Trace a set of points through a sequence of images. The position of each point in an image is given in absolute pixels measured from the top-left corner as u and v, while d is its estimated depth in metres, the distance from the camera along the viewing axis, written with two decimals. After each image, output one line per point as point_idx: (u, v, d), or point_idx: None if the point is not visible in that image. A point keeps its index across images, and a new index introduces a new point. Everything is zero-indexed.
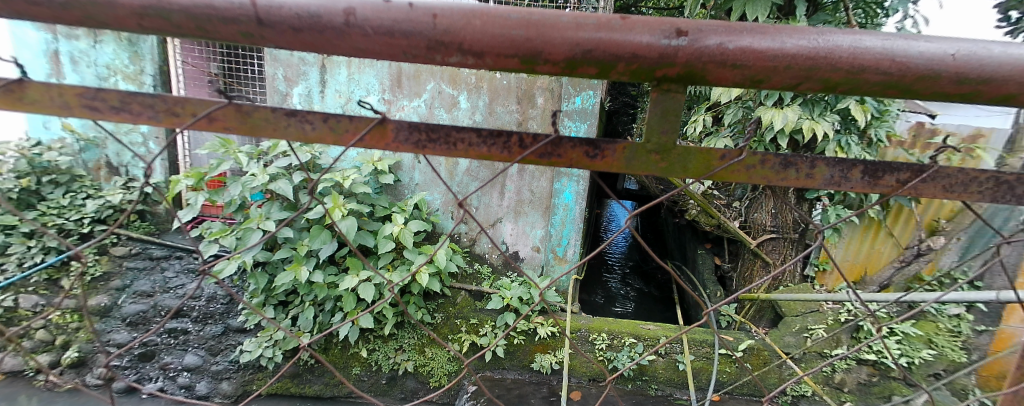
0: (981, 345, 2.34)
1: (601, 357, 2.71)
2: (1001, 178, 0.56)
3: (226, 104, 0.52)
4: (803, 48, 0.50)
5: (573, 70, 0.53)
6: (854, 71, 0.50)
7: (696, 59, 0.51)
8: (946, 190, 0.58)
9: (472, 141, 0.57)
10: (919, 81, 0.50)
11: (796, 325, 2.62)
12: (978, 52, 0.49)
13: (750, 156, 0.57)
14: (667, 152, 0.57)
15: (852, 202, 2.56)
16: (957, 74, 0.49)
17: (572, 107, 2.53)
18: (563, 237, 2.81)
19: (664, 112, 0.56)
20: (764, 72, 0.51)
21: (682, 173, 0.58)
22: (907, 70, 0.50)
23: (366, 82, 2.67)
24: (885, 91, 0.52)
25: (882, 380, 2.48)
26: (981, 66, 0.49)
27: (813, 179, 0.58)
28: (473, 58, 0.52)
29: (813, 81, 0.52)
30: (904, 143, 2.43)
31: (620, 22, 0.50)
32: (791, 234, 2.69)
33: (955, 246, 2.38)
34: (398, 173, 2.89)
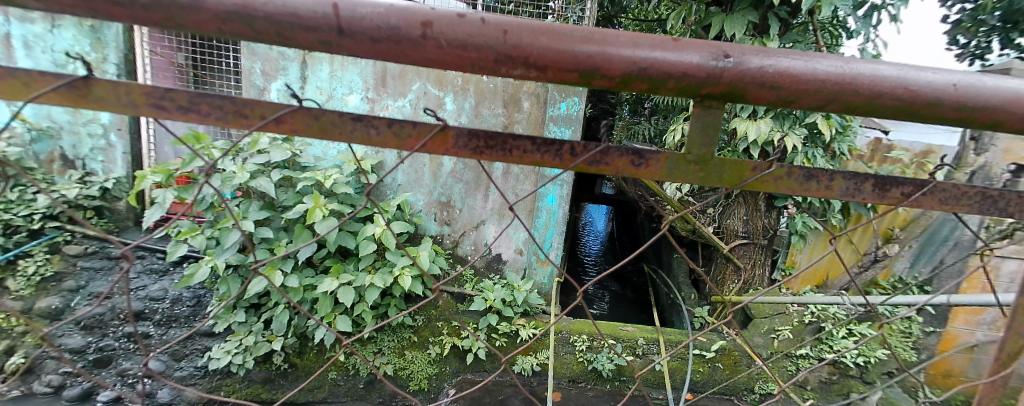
0: (929, 345, 2.55)
1: (581, 358, 2.77)
2: (986, 193, 0.64)
3: (296, 108, 0.57)
4: (832, 74, 0.56)
5: (626, 86, 0.57)
6: (873, 96, 0.57)
7: (739, 80, 0.56)
8: (941, 203, 0.66)
9: (527, 148, 0.61)
10: (925, 107, 0.57)
11: (765, 326, 2.78)
12: (976, 83, 0.57)
13: (779, 168, 0.63)
14: (706, 163, 0.63)
15: (816, 210, 2.72)
16: (957, 101, 0.57)
17: (557, 113, 2.61)
18: (547, 240, 2.86)
19: (705, 126, 0.62)
20: (799, 94, 0.57)
21: (718, 182, 0.65)
22: (917, 97, 0.57)
23: (350, 79, 2.64)
24: (897, 113, 0.59)
25: (841, 378, 2.65)
26: (978, 96, 0.57)
27: (831, 190, 0.65)
28: (536, 71, 0.55)
29: (837, 103, 0.58)
30: (864, 156, 2.61)
31: (673, 44, 0.54)
32: (760, 240, 2.85)
33: (907, 253, 2.60)
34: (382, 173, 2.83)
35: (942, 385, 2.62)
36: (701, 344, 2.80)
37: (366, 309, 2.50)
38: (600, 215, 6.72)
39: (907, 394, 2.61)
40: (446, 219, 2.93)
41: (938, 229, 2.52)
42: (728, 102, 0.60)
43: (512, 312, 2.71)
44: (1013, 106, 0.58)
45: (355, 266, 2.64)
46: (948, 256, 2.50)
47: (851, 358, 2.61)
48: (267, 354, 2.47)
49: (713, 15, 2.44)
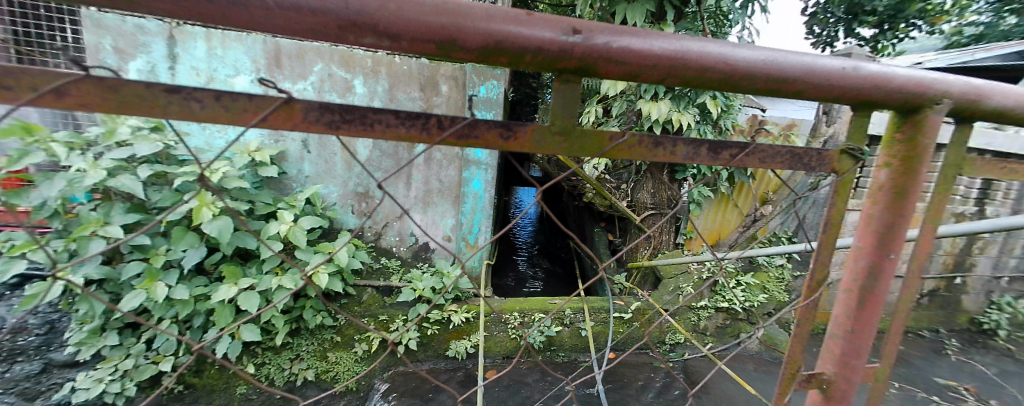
0: (797, 287, 3.08)
1: (514, 335, 2.78)
2: (793, 151, 0.77)
3: (83, 76, 0.55)
4: (668, 50, 0.62)
5: (486, 58, 0.60)
6: (701, 69, 0.64)
7: (589, 54, 0.61)
8: (761, 161, 0.78)
9: (391, 123, 0.64)
10: (742, 79, 0.65)
11: (672, 285, 3.04)
12: (779, 58, 0.64)
13: (631, 137, 0.70)
14: (568, 134, 0.69)
15: (709, 180, 3.03)
16: (766, 74, 0.65)
17: (477, 96, 2.53)
18: (474, 225, 2.78)
19: (565, 99, 0.68)
20: (640, 68, 0.63)
21: (580, 152, 0.71)
22: (735, 70, 0.64)
23: (235, 59, 2.28)
24: (722, 85, 0.66)
25: (733, 322, 3.07)
26: (782, 69, 0.65)
27: (675, 155, 0.73)
28: (388, 40, 0.56)
29: (673, 77, 0.64)
30: (744, 131, 2.96)
31: (526, 18, 0.58)
32: (666, 210, 3.10)
33: (779, 212, 3.00)
34: (284, 164, 2.52)
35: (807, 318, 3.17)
36: (621, 307, 2.99)
37: (274, 314, 2.22)
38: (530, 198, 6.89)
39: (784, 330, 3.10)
40: (365, 211, 2.70)
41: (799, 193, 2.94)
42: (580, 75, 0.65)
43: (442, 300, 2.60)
44: (809, 77, 0.66)
45: (259, 270, 2.32)
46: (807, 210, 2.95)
47: (739, 304, 3.00)
48: (153, 378, 2.11)
49: (616, 3, 2.51)
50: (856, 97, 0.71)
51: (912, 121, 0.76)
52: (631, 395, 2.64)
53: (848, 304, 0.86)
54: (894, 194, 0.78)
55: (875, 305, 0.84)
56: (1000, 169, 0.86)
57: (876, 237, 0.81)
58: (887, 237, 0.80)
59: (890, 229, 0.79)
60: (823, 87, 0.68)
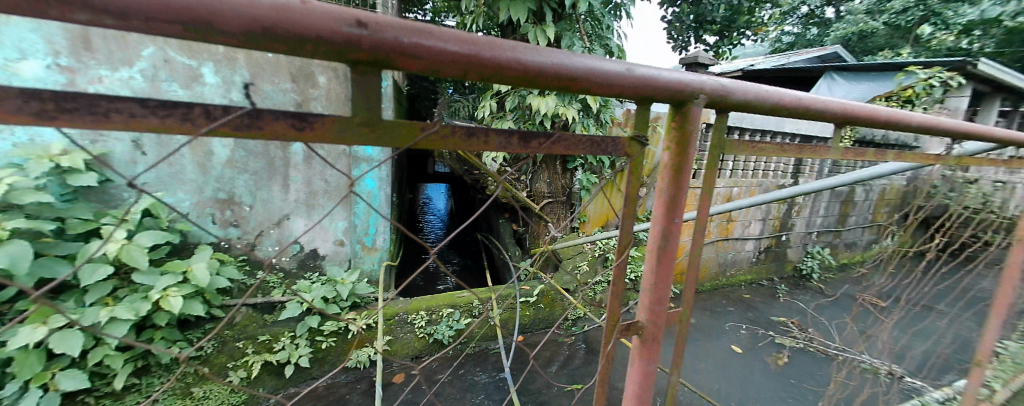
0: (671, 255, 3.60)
1: (421, 334, 2.65)
2: (596, 141, 0.70)
3: None
4: (461, 44, 0.52)
5: (258, 46, 0.46)
6: (499, 68, 0.55)
7: (381, 48, 0.50)
8: (569, 150, 0.69)
9: (133, 111, 0.46)
10: (536, 78, 0.58)
11: (570, 265, 3.28)
12: (572, 58, 0.58)
13: (444, 127, 0.58)
14: (377, 125, 0.55)
15: (595, 168, 3.31)
16: (558, 73, 0.58)
17: (361, 90, 2.35)
18: (370, 226, 2.58)
19: (369, 90, 0.54)
20: (438, 65, 0.53)
21: (392, 146, 0.58)
22: (528, 69, 0.56)
23: (19, 39, 1.76)
24: (522, 83, 0.59)
25: (622, 292, 3.43)
26: (572, 69, 0.58)
27: (490, 146, 0.62)
28: (107, 16, 0.41)
29: (473, 74, 0.56)
30: (621, 123, 3.26)
31: (300, 5, 0.46)
32: (561, 197, 3.30)
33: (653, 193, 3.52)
34: (109, 170, 2.02)
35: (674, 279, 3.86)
36: (526, 291, 3.08)
37: (108, 352, 1.81)
38: (439, 193, 6.72)
39: None
40: (231, 220, 2.28)
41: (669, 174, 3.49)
42: (381, 68, 0.53)
43: (338, 309, 2.33)
44: (593, 77, 0.60)
45: (81, 303, 1.83)
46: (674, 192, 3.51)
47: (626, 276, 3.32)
48: None
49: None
50: (634, 95, 0.66)
51: (680, 113, 0.71)
52: (539, 371, 2.73)
53: (651, 268, 0.79)
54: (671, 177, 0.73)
55: (675, 263, 0.81)
56: (761, 151, 0.87)
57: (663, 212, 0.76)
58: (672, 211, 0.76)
59: (673, 208, 0.75)
60: (612, 85, 0.62)
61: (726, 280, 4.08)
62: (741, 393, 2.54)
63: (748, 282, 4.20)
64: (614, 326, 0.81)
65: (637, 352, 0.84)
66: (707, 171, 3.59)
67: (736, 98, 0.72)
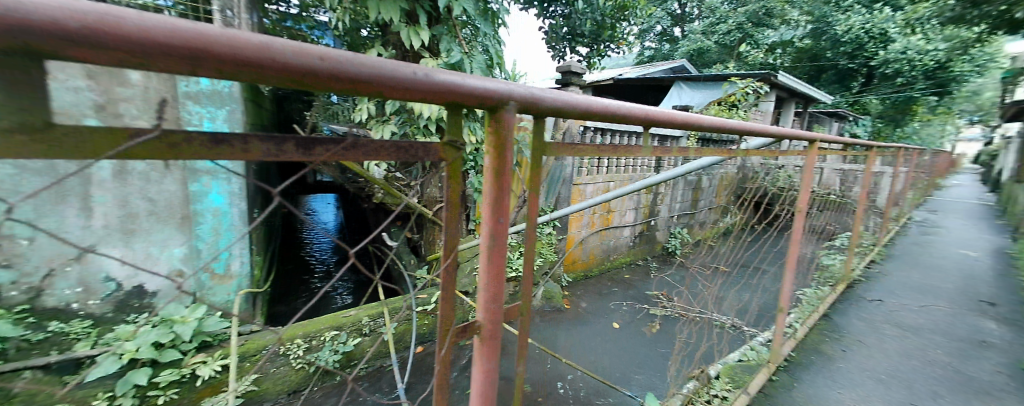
0: (561, 247, 3.95)
1: (300, 364, 2.34)
2: (398, 145, 0.61)
3: None
4: (177, 33, 0.39)
5: None
6: (244, 66, 0.43)
7: (28, 34, 0.34)
8: (366, 156, 0.59)
9: None
10: (304, 79, 0.47)
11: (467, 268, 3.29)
12: (347, 58, 0.48)
13: (167, 133, 0.45)
14: (41, 131, 0.41)
15: (486, 170, 3.36)
16: (331, 74, 0.48)
17: (194, 89, 1.98)
18: (220, 249, 2.14)
19: (18, 83, 0.40)
20: (141, 59, 0.39)
21: (81, 156, 0.44)
22: (289, 69, 0.45)
23: None
24: (288, 83, 0.47)
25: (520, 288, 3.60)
26: (347, 71, 0.48)
27: (253, 154, 0.51)
28: None
29: (210, 72, 0.42)
30: None
31: None
32: (454, 201, 3.30)
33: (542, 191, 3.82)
34: None
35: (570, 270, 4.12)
36: (422, 300, 2.97)
37: None
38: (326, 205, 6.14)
39: (557, 282, 3.92)
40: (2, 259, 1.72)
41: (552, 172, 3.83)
42: (36, 58, 0.39)
43: (178, 353, 1.92)
44: (380, 80, 0.51)
45: None
46: (560, 189, 3.86)
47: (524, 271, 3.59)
48: None
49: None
50: (437, 102, 0.59)
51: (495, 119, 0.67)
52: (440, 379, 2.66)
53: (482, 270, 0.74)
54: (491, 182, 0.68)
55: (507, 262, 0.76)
56: (577, 151, 0.90)
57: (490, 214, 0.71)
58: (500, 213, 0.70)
59: (499, 210, 0.70)
60: (405, 88, 0.54)
61: (611, 265, 4.53)
62: (625, 364, 2.81)
63: (628, 264, 4.72)
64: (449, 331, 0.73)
65: (478, 351, 0.78)
66: (583, 168, 4.06)
67: (545, 105, 0.71)
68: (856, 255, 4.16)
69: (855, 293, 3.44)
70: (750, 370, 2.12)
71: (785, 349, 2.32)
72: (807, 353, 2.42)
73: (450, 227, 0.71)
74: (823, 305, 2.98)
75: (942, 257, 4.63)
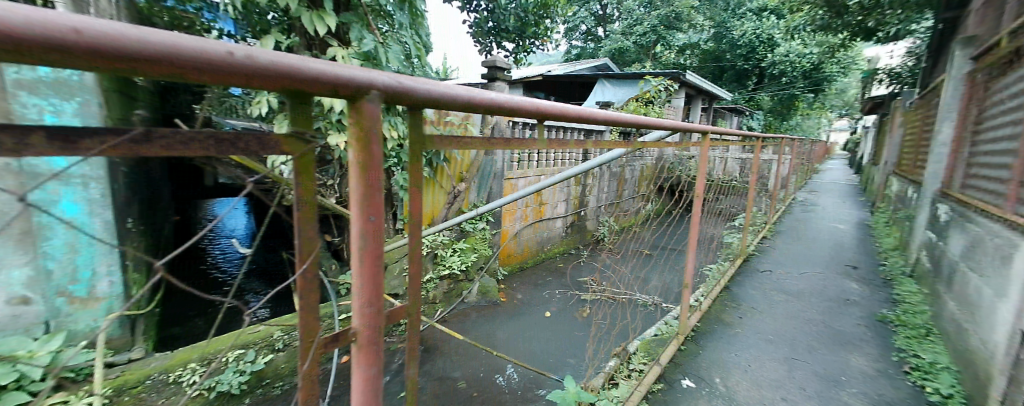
0: (496, 241, 4.01)
1: (198, 390, 2.06)
2: (217, 135, 0.51)
3: None
4: None
5: None
6: None
7: None
8: (170, 150, 0.49)
9: None
10: (53, 60, 0.36)
11: (397, 269, 3.19)
12: (121, 33, 0.38)
13: None
14: None
15: (411, 166, 3.26)
16: (96, 53, 0.37)
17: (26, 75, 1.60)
18: (81, 268, 1.81)
19: None
20: None
21: None
22: (23, 44, 0.34)
23: None
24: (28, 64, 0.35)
25: (454, 285, 3.56)
26: (125, 51, 0.38)
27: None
28: None
29: None
30: (433, 122, 3.36)
31: None
32: (378, 200, 3.17)
33: (474, 186, 3.82)
34: None
35: (507, 263, 4.18)
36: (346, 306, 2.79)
37: None
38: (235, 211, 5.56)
39: (493, 277, 3.93)
40: None
41: (483, 168, 3.83)
42: None
43: (26, 395, 1.60)
44: (177, 62, 0.41)
45: None
46: (491, 183, 3.90)
47: (457, 267, 3.53)
48: None
49: None
50: (268, 90, 0.50)
51: (356, 109, 0.57)
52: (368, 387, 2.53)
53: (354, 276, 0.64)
54: (354, 179, 0.59)
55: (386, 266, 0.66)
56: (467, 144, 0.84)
57: (358, 212, 0.60)
58: (368, 208, 0.61)
59: (365, 208, 0.60)
60: (220, 72, 0.44)
61: (545, 256, 4.66)
62: (556, 349, 2.92)
63: (562, 254, 4.90)
64: (310, 341, 0.65)
65: (356, 363, 0.68)
66: (513, 163, 4.13)
67: (420, 95, 0.63)
68: (750, 232, 4.71)
69: (751, 265, 3.90)
70: (663, 343, 2.31)
71: (692, 320, 2.55)
72: (710, 322, 2.69)
73: (308, 229, 0.62)
74: (725, 279, 3.32)
75: (817, 231, 5.40)
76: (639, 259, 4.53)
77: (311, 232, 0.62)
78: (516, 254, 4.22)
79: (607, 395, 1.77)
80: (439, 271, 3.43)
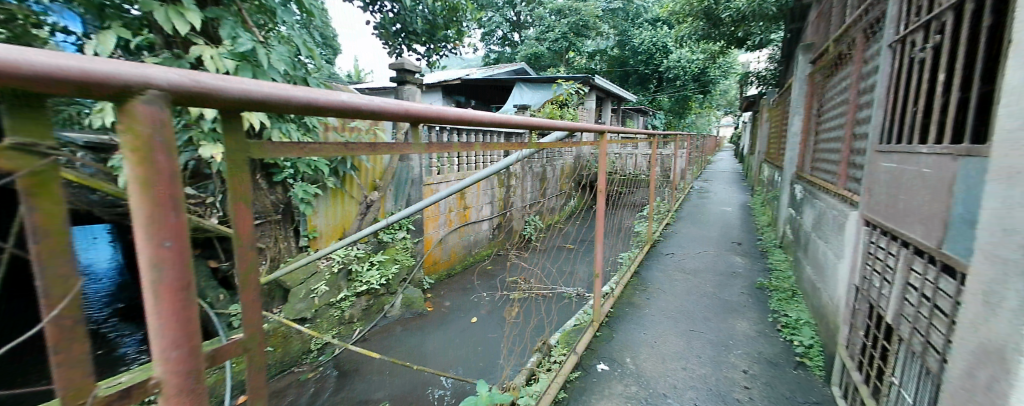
0: (420, 250, 3.88)
1: None
2: None
3: None
4: None
5: None
6: None
7: None
8: None
9: None
10: None
11: (303, 290, 2.93)
12: None
13: None
14: None
15: (312, 178, 3.04)
16: None
17: None
18: None
19: None
20: None
21: None
22: None
23: None
24: None
25: (374, 301, 3.36)
26: None
27: None
28: None
29: None
30: (337, 128, 3.13)
31: None
32: (274, 216, 2.88)
33: (389, 194, 3.68)
34: None
35: (433, 271, 4.06)
36: None
37: None
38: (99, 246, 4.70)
39: (418, 287, 3.79)
40: None
41: (398, 176, 3.68)
42: None
43: None
44: None
45: None
46: (410, 190, 3.75)
47: (377, 282, 3.35)
48: None
49: None
50: None
51: (131, 113, 0.43)
52: None
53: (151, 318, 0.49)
54: (134, 199, 0.44)
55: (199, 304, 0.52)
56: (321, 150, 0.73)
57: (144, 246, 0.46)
58: (162, 236, 0.47)
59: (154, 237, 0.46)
60: None
61: (472, 260, 4.61)
62: (482, 351, 2.94)
63: (490, 256, 4.89)
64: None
65: None
66: (432, 169, 4.02)
67: (231, 96, 0.51)
68: (656, 220, 5.13)
69: (657, 249, 4.25)
70: (582, 332, 2.40)
71: (606, 307, 2.69)
72: (622, 307, 2.87)
73: (59, 264, 0.44)
74: (635, 265, 3.57)
75: (711, 214, 6.06)
76: (560, 252, 4.68)
77: (63, 268, 0.44)
78: (442, 261, 4.13)
79: (526, 392, 1.80)
80: (354, 287, 3.24)
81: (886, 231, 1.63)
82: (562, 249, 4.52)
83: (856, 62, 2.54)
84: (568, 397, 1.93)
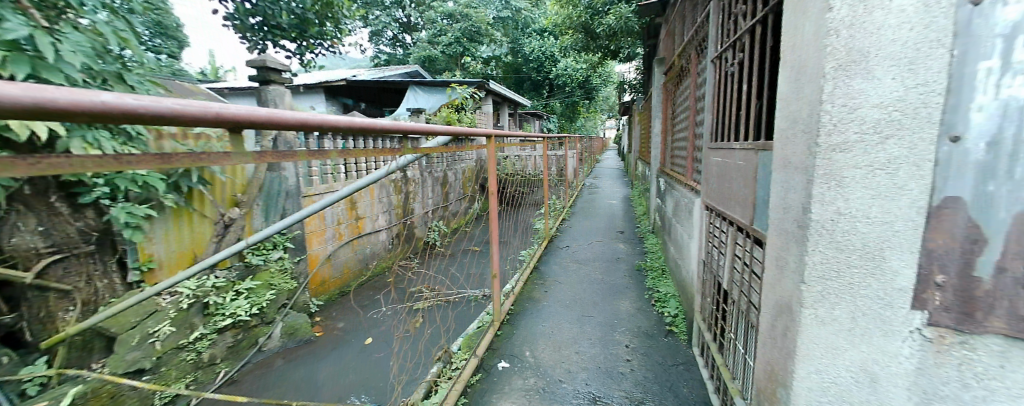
0: (303, 270, 3.45)
1: None
2: None
3: None
4: None
5: None
6: None
7: None
8: None
9: None
10: None
11: (136, 336, 2.41)
12: None
13: None
14: None
15: (141, 196, 2.48)
16: None
17: None
18: None
19: None
20: None
21: None
22: None
23: None
24: None
25: (245, 334, 2.91)
26: None
27: None
28: None
29: None
30: (174, 135, 2.58)
31: None
32: (83, 247, 2.35)
33: (257, 209, 3.20)
34: None
35: (320, 291, 3.65)
36: None
37: None
38: None
39: (304, 312, 3.34)
40: None
41: (267, 189, 3.23)
42: None
43: None
44: None
45: None
46: (283, 203, 3.30)
47: (246, 313, 2.89)
48: None
49: None
50: None
51: None
52: None
53: None
54: None
55: None
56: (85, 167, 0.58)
57: None
58: None
59: None
60: None
61: (371, 274, 4.28)
62: (379, 372, 2.70)
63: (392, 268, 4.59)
64: None
65: None
66: (313, 178, 3.62)
67: None
68: (552, 217, 5.39)
69: (554, 244, 4.47)
70: (483, 337, 2.33)
71: (507, 305, 2.74)
72: (523, 303, 2.95)
73: None
74: (533, 260, 3.68)
75: (601, 208, 6.61)
76: (465, 257, 4.62)
77: None
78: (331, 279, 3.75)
79: None
80: (216, 323, 2.75)
81: (719, 213, 1.95)
82: (467, 253, 4.45)
83: (693, 75, 3.00)
84: (469, 401, 1.90)
